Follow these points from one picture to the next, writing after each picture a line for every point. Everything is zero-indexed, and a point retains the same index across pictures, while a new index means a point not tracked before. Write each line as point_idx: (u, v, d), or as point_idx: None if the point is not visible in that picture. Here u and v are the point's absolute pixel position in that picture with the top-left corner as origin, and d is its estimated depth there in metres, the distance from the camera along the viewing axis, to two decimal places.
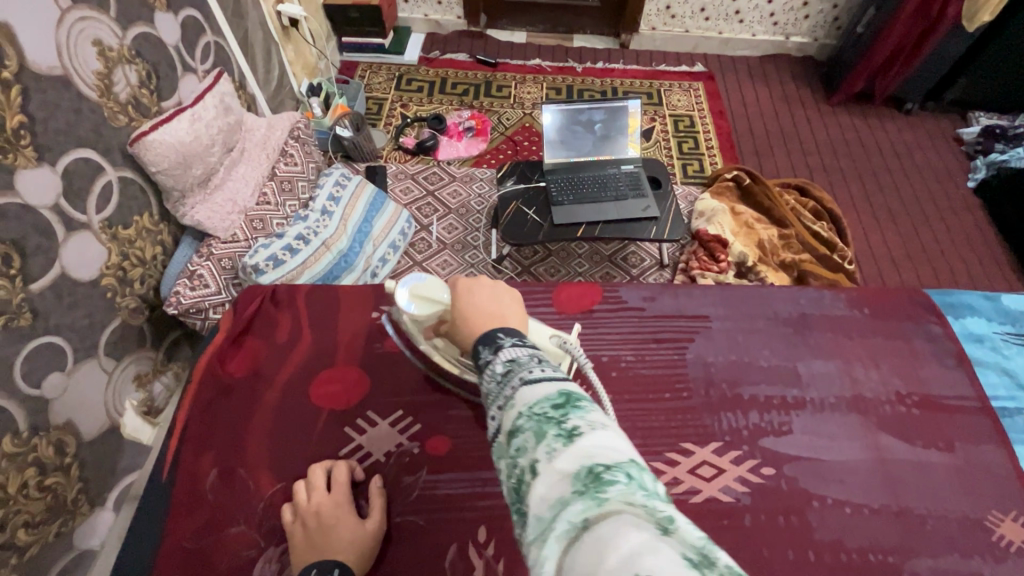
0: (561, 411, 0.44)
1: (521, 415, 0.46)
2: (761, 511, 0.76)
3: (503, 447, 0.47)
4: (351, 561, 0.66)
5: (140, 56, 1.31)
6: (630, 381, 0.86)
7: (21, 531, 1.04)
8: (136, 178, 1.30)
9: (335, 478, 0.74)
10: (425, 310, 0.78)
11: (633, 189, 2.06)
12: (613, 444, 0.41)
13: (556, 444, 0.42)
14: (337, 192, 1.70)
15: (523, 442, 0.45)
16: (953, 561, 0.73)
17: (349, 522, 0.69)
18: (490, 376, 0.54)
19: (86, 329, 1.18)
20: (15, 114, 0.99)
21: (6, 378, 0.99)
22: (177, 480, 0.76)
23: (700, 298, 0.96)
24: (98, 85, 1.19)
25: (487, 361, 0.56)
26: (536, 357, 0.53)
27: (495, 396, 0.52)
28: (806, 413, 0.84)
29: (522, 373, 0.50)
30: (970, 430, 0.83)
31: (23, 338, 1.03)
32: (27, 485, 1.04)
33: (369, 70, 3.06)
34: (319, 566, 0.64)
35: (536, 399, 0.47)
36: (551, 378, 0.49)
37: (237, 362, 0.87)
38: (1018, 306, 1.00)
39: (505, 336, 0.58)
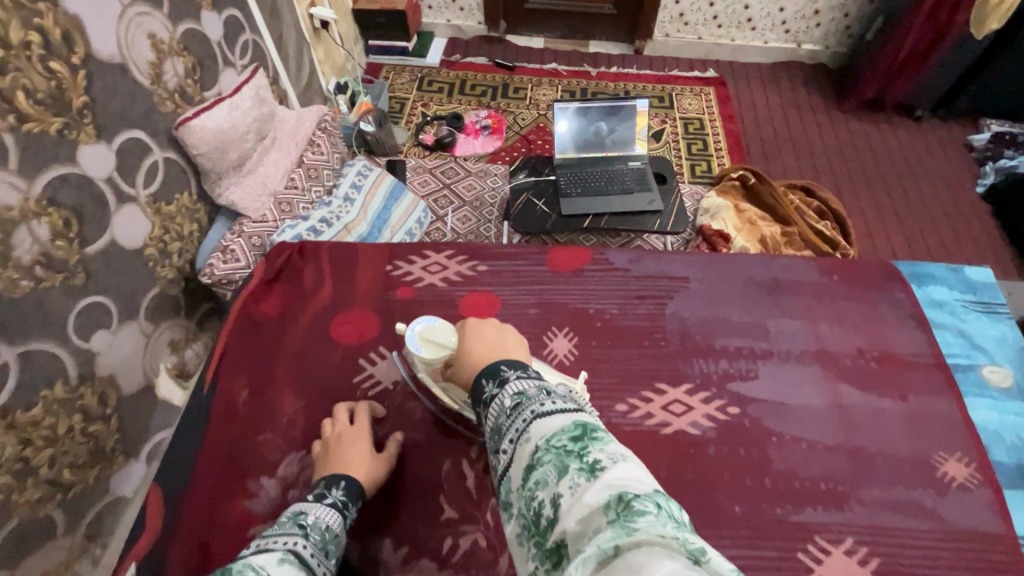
0: (578, 445, 0.54)
1: (540, 448, 0.56)
2: (725, 444, 0.84)
3: (522, 479, 0.56)
4: (357, 477, 0.75)
5: (186, 50, 1.47)
6: (612, 331, 0.96)
7: (66, 470, 1.16)
8: (179, 160, 1.45)
9: (356, 418, 0.84)
10: (433, 356, 0.83)
11: (639, 184, 2.16)
12: (630, 474, 0.50)
13: (579, 477, 0.51)
14: (359, 181, 1.84)
15: (544, 474, 0.54)
16: (898, 492, 0.80)
17: (361, 448, 0.79)
18: (501, 409, 0.63)
19: (130, 293, 1.31)
20: (80, 96, 1.14)
21: (60, 328, 1.13)
22: (213, 396, 0.88)
23: (681, 263, 1.05)
24: (151, 74, 1.34)
25: (494, 394, 0.66)
26: (542, 391, 0.63)
27: (507, 429, 0.61)
28: (772, 362, 0.93)
29: (534, 407, 0.60)
30: (925, 382, 0.90)
31: (78, 294, 1.17)
32: (73, 428, 1.16)
33: (393, 71, 3.23)
34: (328, 479, 0.74)
35: (551, 433, 0.57)
36: (560, 412, 0.59)
37: (268, 302, 0.99)
38: (982, 277, 1.05)
39: (506, 369, 0.68)
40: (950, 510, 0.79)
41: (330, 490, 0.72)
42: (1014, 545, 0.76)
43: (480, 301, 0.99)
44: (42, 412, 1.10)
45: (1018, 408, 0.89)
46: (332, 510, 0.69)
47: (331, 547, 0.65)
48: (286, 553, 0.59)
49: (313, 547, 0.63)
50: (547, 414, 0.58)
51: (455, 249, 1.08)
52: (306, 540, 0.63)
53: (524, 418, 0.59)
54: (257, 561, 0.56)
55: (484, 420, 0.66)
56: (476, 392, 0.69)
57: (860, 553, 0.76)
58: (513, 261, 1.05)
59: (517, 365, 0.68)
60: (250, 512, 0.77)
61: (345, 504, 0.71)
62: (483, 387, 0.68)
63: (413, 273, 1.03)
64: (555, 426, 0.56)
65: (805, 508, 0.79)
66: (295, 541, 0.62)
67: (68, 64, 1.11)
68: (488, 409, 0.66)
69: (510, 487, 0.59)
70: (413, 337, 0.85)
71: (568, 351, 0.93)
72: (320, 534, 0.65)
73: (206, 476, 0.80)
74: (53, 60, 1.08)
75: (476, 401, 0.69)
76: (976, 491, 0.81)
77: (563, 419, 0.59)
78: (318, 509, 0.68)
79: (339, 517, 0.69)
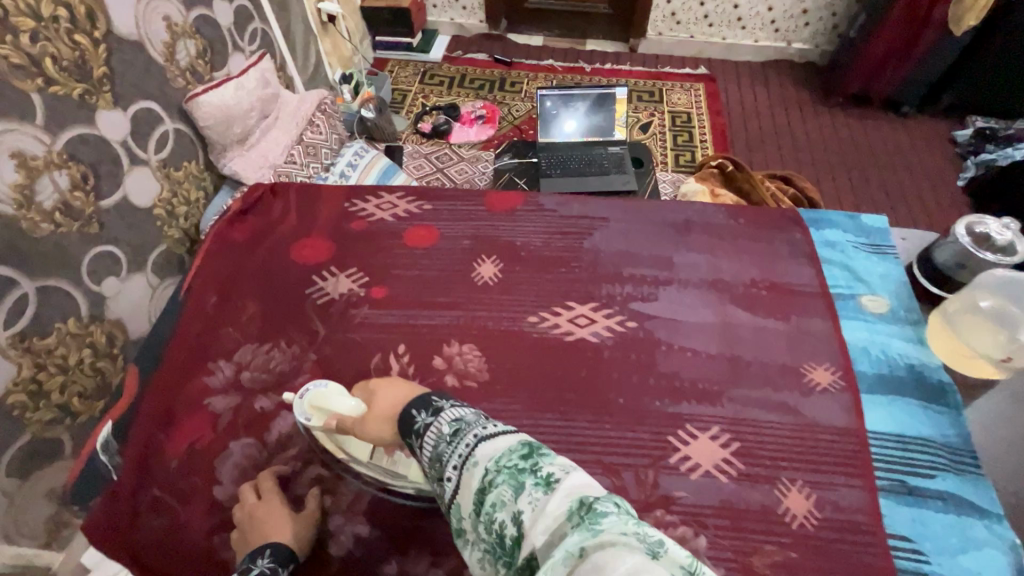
0: (530, 461, 0.54)
1: (489, 470, 0.55)
2: (618, 349, 0.97)
3: (474, 505, 0.54)
4: (282, 541, 0.74)
5: (199, 33, 1.53)
6: (534, 258, 1.09)
7: (75, 399, 1.19)
8: (188, 131, 1.51)
9: (262, 488, 0.81)
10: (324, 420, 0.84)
11: (617, 166, 2.27)
12: (585, 482, 0.52)
13: (536, 491, 0.51)
14: (354, 163, 1.77)
15: (500, 495, 0.53)
16: (767, 392, 0.92)
17: (280, 509, 0.78)
18: (437, 436, 0.62)
19: (139, 246, 1.35)
20: (100, 67, 1.24)
21: (75, 272, 1.18)
22: (186, 299, 1.04)
23: (604, 206, 1.18)
24: (165, 53, 1.42)
25: (426, 424, 0.64)
26: (479, 416, 0.63)
27: (449, 456, 0.59)
28: (672, 288, 1.05)
29: (474, 431, 0.59)
30: (806, 307, 1.02)
31: (93, 242, 1.22)
32: (83, 361, 1.20)
33: (398, 65, 3.42)
34: (252, 552, 0.73)
35: (498, 452, 0.56)
36: (502, 431, 0.59)
37: (240, 229, 1.16)
38: (878, 224, 1.15)
39: (437, 398, 0.67)
40: (810, 408, 0.90)
41: (255, 561, 0.71)
42: (862, 437, 0.86)
43: (422, 233, 1.14)
44: (57, 343, 1.14)
45: (891, 330, 0.98)
46: None
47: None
48: None
49: None
50: (491, 434, 0.58)
51: (407, 192, 1.23)
52: None
53: (466, 442, 0.58)
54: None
55: (418, 450, 0.64)
56: (407, 423, 0.66)
57: (723, 438, 0.87)
58: (456, 202, 1.19)
59: (446, 395, 0.68)
60: (207, 386, 0.93)
61: (272, 570, 0.70)
62: (416, 418, 0.65)
63: (368, 210, 1.18)
64: (503, 446, 0.56)
65: (681, 403, 0.91)
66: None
67: (91, 38, 1.21)
68: (422, 439, 0.63)
69: (463, 516, 0.56)
70: (301, 408, 0.86)
71: (493, 274, 1.07)
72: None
73: (174, 358, 0.96)
74: (78, 33, 1.18)
75: (405, 435, 0.67)
76: (837, 394, 0.91)
77: (509, 439, 0.58)
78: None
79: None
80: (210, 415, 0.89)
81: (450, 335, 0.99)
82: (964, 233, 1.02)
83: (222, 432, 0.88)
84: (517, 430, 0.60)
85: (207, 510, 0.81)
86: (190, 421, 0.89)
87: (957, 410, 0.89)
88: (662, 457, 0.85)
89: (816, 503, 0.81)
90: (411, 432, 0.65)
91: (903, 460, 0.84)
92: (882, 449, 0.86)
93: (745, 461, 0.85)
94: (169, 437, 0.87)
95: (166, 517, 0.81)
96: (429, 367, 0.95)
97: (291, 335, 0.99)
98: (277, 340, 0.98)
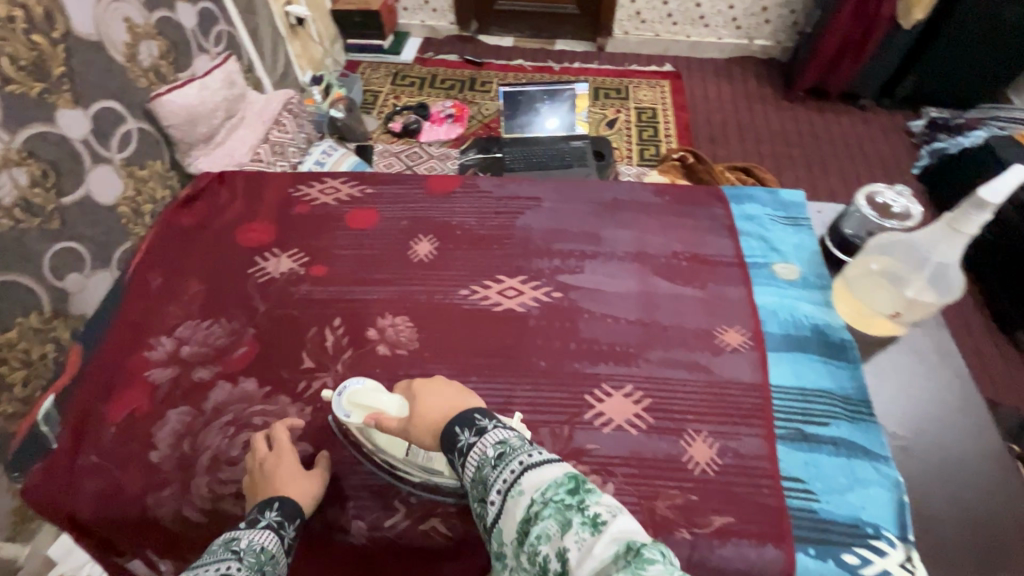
0: (575, 497, 0.58)
1: (536, 501, 0.59)
2: (543, 317, 1.02)
3: (519, 533, 0.59)
4: (290, 496, 0.79)
5: (161, 35, 1.51)
6: (468, 236, 1.15)
7: (42, 393, 1.15)
8: (152, 132, 1.47)
9: (276, 440, 0.85)
10: (359, 418, 0.84)
11: (579, 160, 2.20)
12: (627, 526, 0.55)
13: (583, 531, 0.55)
14: (323, 159, 1.79)
15: (546, 528, 0.57)
16: (680, 353, 0.97)
17: (291, 465, 0.82)
18: (483, 458, 0.67)
19: (105, 244, 1.29)
20: (58, 66, 1.21)
21: (35, 268, 1.13)
22: (133, 281, 1.09)
23: (538, 188, 1.24)
24: (126, 53, 1.39)
25: (471, 443, 0.69)
26: (525, 443, 0.67)
27: (495, 481, 0.64)
28: (598, 261, 1.10)
29: (522, 458, 0.64)
30: (723, 276, 1.07)
31: (52, 238, 1.17)
32: (47, 357, 1.16)
33: (370, 67, 3.32)
34: (262, 503, 0.77)
35: (544, 485, 0.60)
36: (547, 461, 0.64)
37: (187, 216, 1.21)
38: (794, 198, 1.21)
39: (483, 418, 0.72)
40: (720, 366, 0.95)
41: (264, 513, 0.76)
42: (766, 392, 0.92)
43: (363, 215, 1.19)
44: (18, 338, 1.10)
45: (800, 294, 1.04)
46: (266, 531, 0.73)
47: (268, 568, 0.69)
48: None
49: (247, 569, 0.66)
50: (538, 466, 0.62)
51: (350, 178, 1.28)
52: (240, 563, 0.66)
53: (514, 470, 0.63)
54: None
55: (463, 469, 0.69)
56: (450, 440, 0.71)
57: (636, 395, 0.92)
58: (397, 186, 1.25)
59: (489, 414, 0.73)
60: (148, 360, 0.97)
61: (279, 524, 0.75)
62: (460, 437, 0.70)
63: (311, 194, 1.23)
64: (550, 479, 0.60)
65: (599, 364, 0.96)
66: (226, 566, 0.64)
67: (49, 39, 1.19)
68: (466, 458, 0.69)
69: (506, 541, 0.61)
70: (341, 403, 0.86)
71: (429, 252, 1.12)
72: (254, 557, 0.68)
73: (118, 336, 1.01)
74: (35, 34, 1.16)
75: (449, 452, 0.72)
76: (746, 353, 0.97)
77: (554, 472, 0.62)
78: (252, 534, 0.71)
79: (274, 538, 0.72)
80: (151, 386, 0.94)
81: (383, 309, 1.04)
82: (867, 205, 1.08)
83: (163, 399, 0.93)
84: (562, 461, 0.64)
85: (145, 471, 0.86)
86: (130, 392, 0.94)
87: (857, 364, 0.95)
88: (578, 413, 0.90)
89: (718, 452, 0.86)
90: (453, 449, 0.71)
91: (801, 411, 0.90)
92: (783, 401, 0.91)
93: (654, 415, 0.90)
94: (109, 406, 0.92)
95: (105, 480, 0.86)
96: (361, 338, 1.00)
97: (231, 311, 1.04)
98: (217, 316, 1.03)
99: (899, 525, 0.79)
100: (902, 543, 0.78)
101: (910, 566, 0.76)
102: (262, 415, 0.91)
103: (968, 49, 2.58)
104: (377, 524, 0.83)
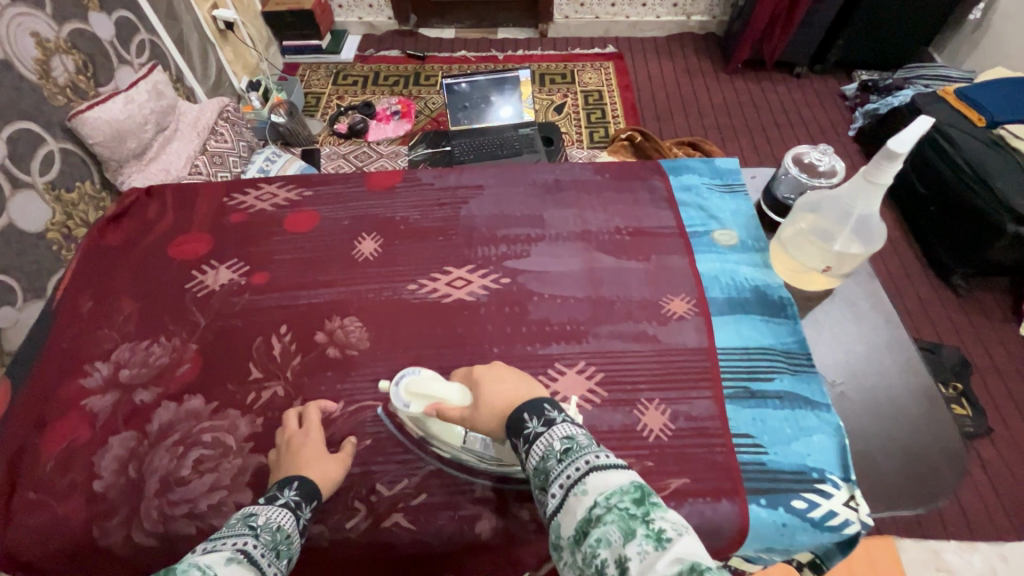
0: (641, 508, 0.54)
1: (598, 504, 0.56)
2: (493, 304, 1.02)
3: (576, 532, 0.57)
4: (310, 478, 0.77)
5: (76, 48, 1.40)
6: (413, 230, 1.14)
7: None
8: (77, 151, 1.38)
9: (306, 419, 0.87)
10: (419, 408, 0.81)
11: (527, 147, 2.21)
12: (692, 548, 0.51)
13: (646, 543, 0.51)
14: (267, 165, 1.72)
15: (607, 533, 0.54)
16: (629, 325, 0.99)
17: (314, 451, 0.82)
18: (547, 448, 0.65)
19: (35, 272, 1.24)
20: None
21: None
22: (61, 307, 1.04)
23: (481, 176, 1.23)
24: (38, 70, 1.29)
25: (538, 433, 0.67)
26: (593, 443, 0.64)
27: (557, 475, 0.62)
28: (544, 243, 1.11)
29: (589, 458, 0.61)
30: (665, 246, 1.10)
31: None
32: None
33: (309, 69, 3.22)
34: (282, 481, 0.76)
35: (609, 489, 0.57)
36: (614, 466, 0.60)
37: (114, 234, 1.16)
38: (729, 166, 1.24)
39: (552, 410, 0.70)
40: (667, 334, 0.98)
41: (282, 491, 0.73)
42: (712, 354, 0.95)
43: (303, 218, 1.16)
44: None
45: (740, 258, 1.08)
46: (283, 510, 0.70)
47: (283, 548, 0.65)
48: (234, 553, 0.59)
49: (263, 547, 0.63)
50: (606, 468, 0.59)
51: (287, 181, 1.25)
52: (257, 540, 0.63)
53: (579, 467, 0.60)
54: (203, 561, 0.56)
55: (525, 456, 0.67)
56: (517, 425, 0.70)
57: (588, 371, 0.94)
58: (336, 186, 1.22)
59: (558, 406, 0.71)
60: (84, 388, 0.93)
61: (298, 503, 0.73)
62: (527, 423, 0.69)
63: (245, 202, 1.19)
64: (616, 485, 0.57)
65: (550, 344, 0.97)
66: (243, 541, 0.62)
67: None
68: (531, 446, 0.67)
69: (563, 536, 0.58)
70: (399, 395, 0.82)
71: (374, 250, 1.10)
72: (270, 535, 0.65)
73: (49, 365, 0.96)
74: None
75: (514, 436, 0.70)
76: (691, 319, 0.99)
77: (621, 478, 0.59)
78: (269, 511, 0.69)
79: (290, 518, 0.69)
80: (89, 414, 0.90)
81: (331, 311, 1.02)
82: (793, 166, 1.13)
83: (103, 428, 0.89)
84: (630, 470, 0.61)
85: (90, 502, 0.83)
86: (66, 423, 0.89)
87: (796, 320, 0.99)
88: None
89: (671, 417, 0.89)
90: (519, 436, 0.69)
91: (747, 369, 0.93)
92: (729, 363, 0.94)
93: (607, 389, 0.92)
94: (45, 439, 0.88)
95: (48, 515, 0.82)
96: (310, 343, 0.98)
97: (170, 328, 1.00)
98: (156, 336, 0.99)
99: (843, 467, 0.84)
100: (845, 483, 0.82)
101: (854, 504, 0.80)
102: (210, 431, 0.88)
103: (891, 13, 2.69)
104: (339, 528, 0.82)
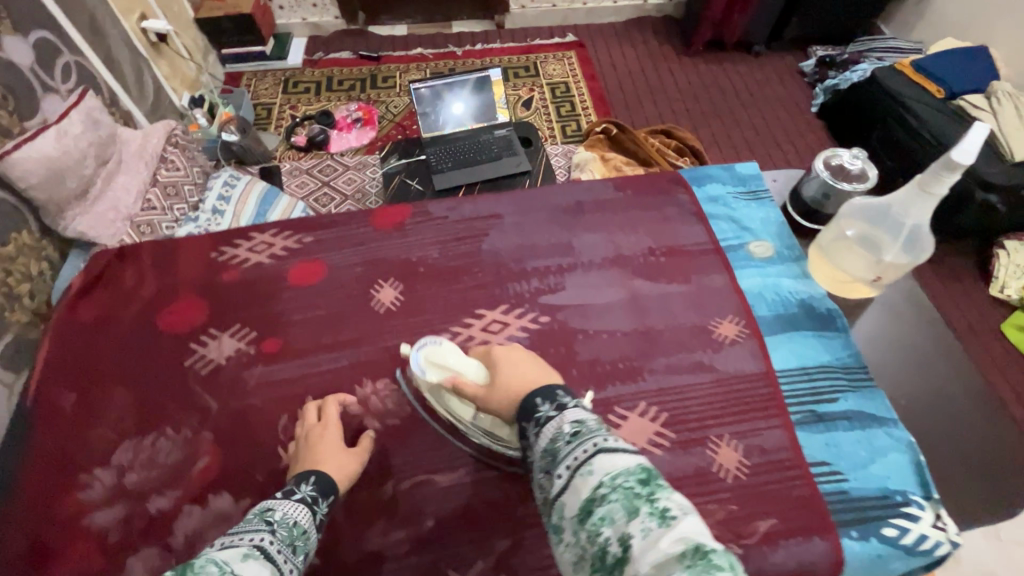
0: (648, 487, 0.48)
1: (603, 483, 0.49)
2: (537, 347, 0.95)
3: (579, 511, 0.50)
4: (326, 473, 0.73)
5: None
6: (433, 271, 1.04)
7: None
8: (6, 197, 1.12)
9: (324, 412, 0.83)
10: (434, 376, 0.81)
11: (506, 151, 1.97)
12: (700, 527, 0.45)
13: (649, 521, 0.45)
14: (228, 192, 1.44)
15: (609, 511, 0.47)
16: (683, 357, 0.94)
17: (331, 446, 0.78)
18: (554, 429, 0.57)
19: None
20: None
21: None
22: (36, 404, 0.88)
23: (495, 202, 1.14)
24: None
25: (550, 416, 0.60)
26: (603, 424, 0.57)
27: (563, 453, 0.55)
28: (577, 273, 1.04)
29: (597, 439, 0.53)
30: (705, 265, 1.05)
31: None
32: None
33: (254, 78, 2.97)
34: (297, 475, 0.71)
35: (615, 468, 0.50)
36: (623, 444, 0.53)
37: (87, 308, 1.00)
38: (750, 171, 1.21)
39: (564, 394, 0.62)
40: (723, 361, 0.93)
41: (299, 486, 0.69)
42: (773, 379, 0.91)
43: (308, 269, 1.04)
44: None
45: (779, 270, 1.05)
46: (299, 504, 0.65)
47: (300, 544, 0.60)
48: (252, 548, 0.53)
49: (280, 543, 0.57)
50: (615, 447, 0.52)
51: (282, 226, 1.11)
52: (274, 535, 0.58)
53: (586, 446, 0.52)
54: (220, 557, 0.50)
55: (532, 438, 0.60)
56: (529, 408, 0.62)
57: (652, 413, 0.88)
58: (338, 227, 1.10)
59: (572, 390, 0.63)
60: (85, 503, 0.80)
61: (314, 498, 0.68)
62: (541, 408, 0.61)
63: (238, 256, 1.06)
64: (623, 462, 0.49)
65: (606, 386, 0.91)
66: (261, 537, 0.56)
67: None
68: (541, 428, 0.59)
69: (566, 516, 0.51)
70: (418, 359, 0.83)
71: (394, 298, 1.00)
72: (287, 531, 0.60)
73: (33, 479, 0.81)
74: None
75: (523, 417, 0.63)
76: (745, 343, 0.95)
77: (629, 456, 0.52)
78: (285, 506, 0.63)
79: (307, 513, 0.64)
80: (97, 533, 0.78)
81: (361, 374, 0.92)
82: (822, 168, 1.10)
83: (117, 548, 0.77)
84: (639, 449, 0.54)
85: None
86: (70, 548, 0.76)
87: (846, 332, 0.97)
88: None
89: (744, 453, 0.85)
90: (530, 418, 0.61)
91: (809, 391, 0.91)
92: (790, 386, 0.92)
93: (675, 429, 0.87)
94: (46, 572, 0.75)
95: None
96: (344, 416, 0.87)
97: (177, 417, 0.87)
98: (161, 428, 0.86)
99: (922, 485, 0.82)
100: (928, 503, 0.81)
101: (942, 524, 0.79)
102: None
103: None
104: None
